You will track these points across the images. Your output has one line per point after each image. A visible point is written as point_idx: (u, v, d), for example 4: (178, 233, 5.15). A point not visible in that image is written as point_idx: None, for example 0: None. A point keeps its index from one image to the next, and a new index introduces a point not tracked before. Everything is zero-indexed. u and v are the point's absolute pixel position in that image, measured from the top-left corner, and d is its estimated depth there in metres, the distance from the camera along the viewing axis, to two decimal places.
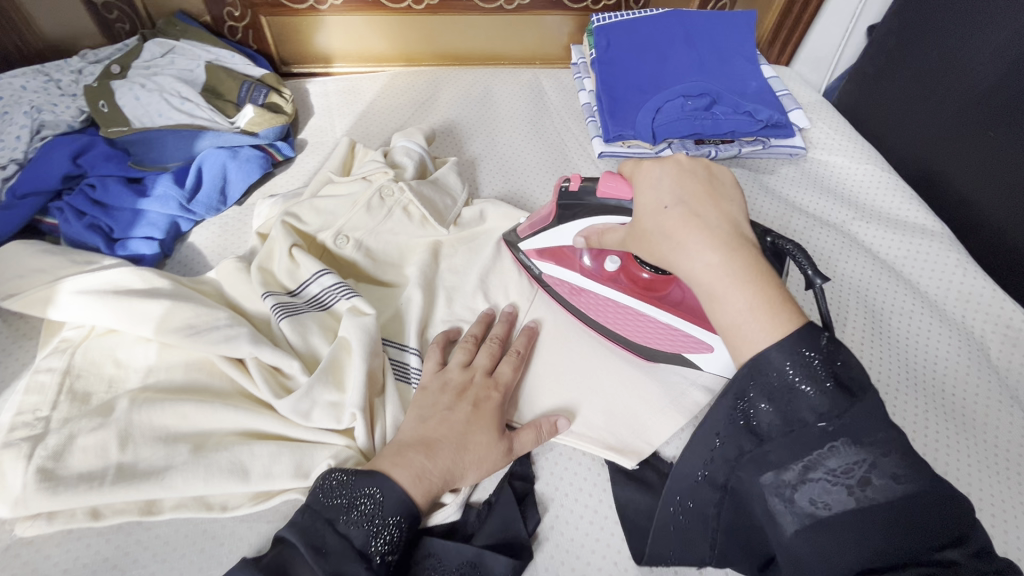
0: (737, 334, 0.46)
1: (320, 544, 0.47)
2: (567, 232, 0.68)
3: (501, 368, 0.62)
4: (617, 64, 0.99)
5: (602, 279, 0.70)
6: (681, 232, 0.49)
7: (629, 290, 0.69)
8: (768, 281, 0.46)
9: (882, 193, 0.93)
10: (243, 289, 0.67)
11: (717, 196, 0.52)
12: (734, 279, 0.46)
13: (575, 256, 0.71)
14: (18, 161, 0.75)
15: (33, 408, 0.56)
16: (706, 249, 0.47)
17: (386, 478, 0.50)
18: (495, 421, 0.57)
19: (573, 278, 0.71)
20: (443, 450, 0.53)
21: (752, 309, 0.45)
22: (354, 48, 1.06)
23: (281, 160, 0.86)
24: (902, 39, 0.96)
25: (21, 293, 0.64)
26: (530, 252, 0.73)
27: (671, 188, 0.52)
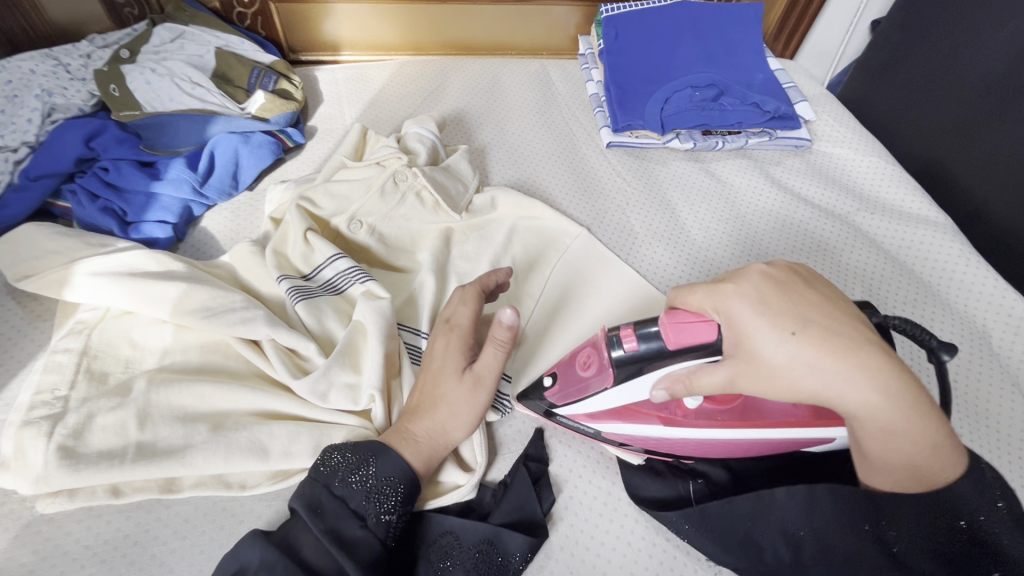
0: (892, 444, 0.45)
1: (319, 508, 0.49)
2: (635, 390, 0.54)
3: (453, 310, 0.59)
4: (625, 54, 0.99)
5: (687, 421, 0.54)
6: (832, 364, 0.44)
7: (722, 422, 0.54)
8: (929, 404, 0.45)
9: (887, 185, 0.94)
10: (258, 273, 0.68)
11: (813, 293, 0.48)
12: (907, 412, 0.44)
13: (645, 408, 0.55)
14: (29, 143, 0.76)
15: (52, 387, 0.57)
16: (870, 388, 0.44)
17: (381, 445, 0.52)
18: (455, 364, 0.56)
19: (654, 434, 0.56)
20: (418, 412, 0.55)
21: (936, 447, 0.44)
22: (362, 36, 1.06)
23: (291, 146, 0.86)
24: (907, 31, 0.97)
25: (36, 274, 0.64)
26: (575, 416, 0.58)
27: (780, 310, 0.47)
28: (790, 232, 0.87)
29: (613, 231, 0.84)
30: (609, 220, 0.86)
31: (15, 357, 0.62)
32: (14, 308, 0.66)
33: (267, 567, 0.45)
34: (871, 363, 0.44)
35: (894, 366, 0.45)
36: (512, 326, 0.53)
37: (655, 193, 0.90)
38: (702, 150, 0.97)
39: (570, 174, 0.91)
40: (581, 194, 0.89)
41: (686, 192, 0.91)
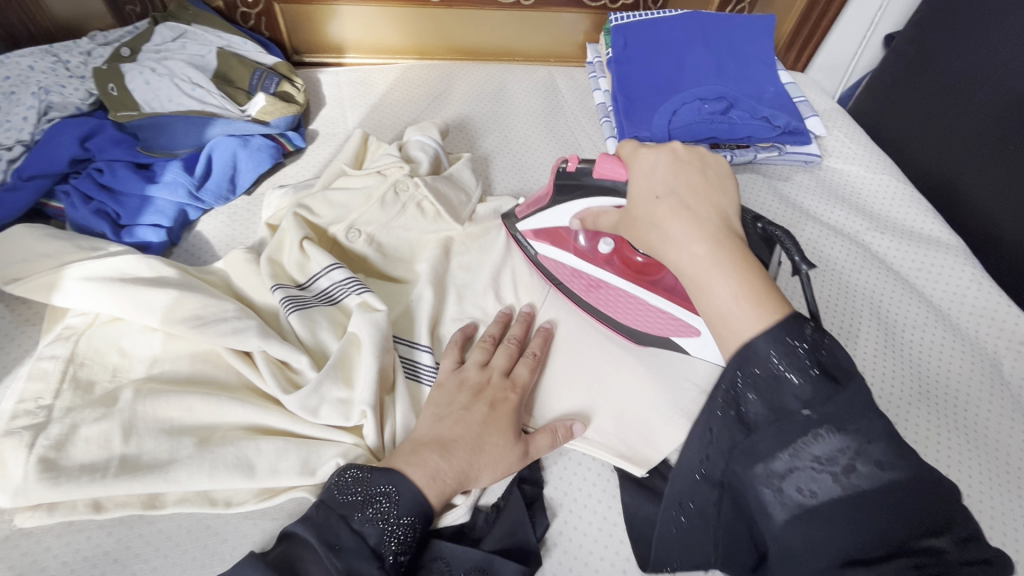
0: (721, 322, 0.46)
1: (335, 542, 0.46)
2: (562, 214, 0.69)
3: (518, 370, 0.61)
4: (633, 64, 0.97)
5: (598, 263, 0.70)
6: (668, 221, 0.50)
7: (621, 273, 0.69)
8: (748, 273, 0.46)
9: (896, 204, 0.92)
10: (252, 281, 0.66)
11: (709, 186, 0.53)
12: (720, 268, 0.46)
13: (573, 240, 0.71)
14: (24, 143, 0.74)
15: (36, 396, 0.55)
16: (696, 239, 0.48)
17: (403, 477, 0.50)
18: (512, 424, 0.56)
19: (568, 259, 0.71)
20: (459, 450, 0.52)
21: (736, 298, 0.45)
22: (366, 39, 1.05)
23: (292, 150, 0.85)
24: (922, 48, 0.95)
25: (25, 278, 0.62)
26: (527, 234, 0.73)
27: (662, 178, 0.53)
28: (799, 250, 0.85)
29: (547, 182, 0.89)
30: (539, 169, 0.91)
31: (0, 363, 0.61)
32: (2, 310, 0.65)
33: None
34: (704, 229, 0.48)
35: (719, 236, 0.48)
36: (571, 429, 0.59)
37: None
38: None
39: None
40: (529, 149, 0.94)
41: None
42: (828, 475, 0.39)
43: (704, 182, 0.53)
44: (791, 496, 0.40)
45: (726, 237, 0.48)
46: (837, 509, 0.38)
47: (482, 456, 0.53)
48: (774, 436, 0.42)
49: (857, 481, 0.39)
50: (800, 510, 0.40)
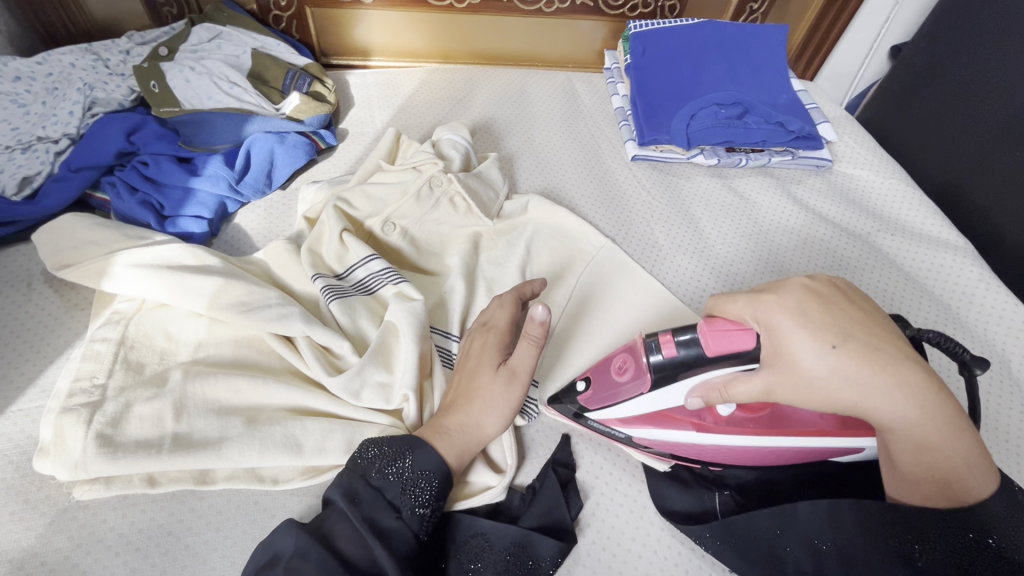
0: (961, 483, 0.46)
1: (357, 497, 0.49)
2: (670, 395, 0.55)
3: (492, 313, 0.60)
4: (651, 70, 1.01)
5: (715, 424, 0.55)
6: (868, 379, 0.46)
7: (748, 427, 0.55)
8: (961, 424, 0.46)
9: (906, 207, 0.95)
10: (292, 270, 0.69)
11: (867, 316, 0.50)
12: (936, 426, 0.46)
13: (679, 414, 0.57)
14: (70, 135, 0.77)
15: (90, 375, 0.57)
16: (906, 400, 0.46)
17: (415, 437, 0.53)
18: (490, 359, 0.56)
19: (684, 438, 0.57)
20: (454, 407, 0.55)
21: (969, 461, 0.46)
22: (392, 42, 1.08)
23: (324, 148, 0.87)
24: (928, 60, 1.00)
25: (76, 264, 0.65)
26: (605, 418, 0.60)
27: (820, 325, 0.48)
28: (812, 250, 0.88)
29: (649, 253, 0.84)
30: (637, 236, 0.86)
31: (51, 345, 0.63)
32: (51, 295, 0.67)
33: (300, 552, 0.46)
34: (912, 379, 0.46)
35: (927, 380, 0.47)
36: (545, 321, 0.54)
37: (679, 207, 0.91)
38: (725, 166, 0.99)
39: (596, 186, 0.93)
40: (613, 213, 0.89)
41: (710, 207, 0.92)
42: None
43: (862, 313, 0.50)
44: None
45: (927, 377, 0.47)
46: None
47: (474, 403, 0.55)
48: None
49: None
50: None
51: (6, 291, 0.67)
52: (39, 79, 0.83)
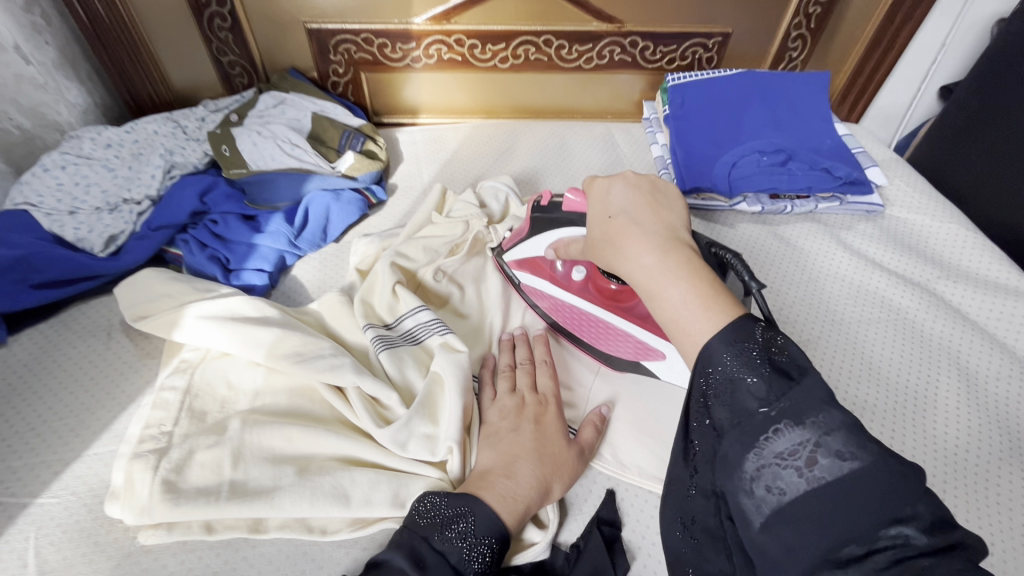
0: (674, 325, 0.48)
1: (420, 560, 0.48)
2: (538, 246, 0.72)
3: (543, 383, 0.65)
4: (690, 119, 1.02)
5: (570, 289, 0.74)
6: (621, 238, 0.54)
7: (595, 300, 0.73)
8: (702, 280, 0.48)
9: (968, 254, 0.91)
10: (344, 321, 0.72)
11: (659, 208, 0.56)
12: (668, 274, 0.49)
13: (547, 267, 0.75)
14: (151, 197, 0.86)
15: (159, 423, 0.61)
16: (646, 250, 0.51)
17: (474, 500, 0.52)
18: (561, 431, 0.60)
19: (546, 289, 0.74)
20: (523, 468, 0.56)
21: (687, 303, 0.47)
22: (439, 101, 1.14)
23: (375, 203, 0.93)
24: (984, 100, 0.96)
25: (151, 316, 0.70)
26: (509, 262, 0.76)
27: (622, 202, 0.57)
28: (864, 298, 0.85)
29: None
30: None
31: (125, 392, 0.67)
32: (128, 344, 0.72)
33: None
34: (654, 241, 0.52)
35: (666, 245, 0.51)
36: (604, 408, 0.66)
37: None
38: (770, 213, 0.97)
39: None
40: None
41: (755, 253, 0.91)
42: (793, 471, 0.38)
43: (654, 203, 0.56)
44: (765, 492, 0.39)
45: (672, 245, 0.51)
46: (815, 505, 0.37)
47: (548, 468, 0.57)
48: (738, 440, 0.41)
49: (821, 473, 0.38)
50: (774, 511, 0.38)
51: (89, 340, 0.73)
52: (127, 147, 0.92)
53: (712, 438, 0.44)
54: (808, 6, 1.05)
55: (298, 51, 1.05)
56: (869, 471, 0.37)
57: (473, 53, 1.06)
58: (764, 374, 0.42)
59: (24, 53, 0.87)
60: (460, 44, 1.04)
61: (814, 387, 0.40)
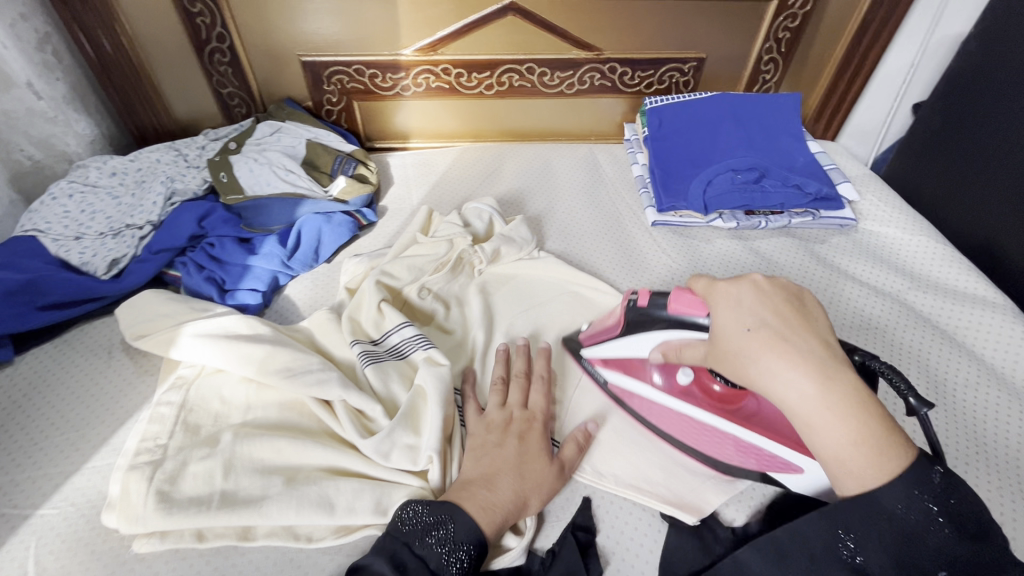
0: (836, 464, 0.48)
1: (401, 564, 0.52)
2: (631, 345, 0.68)
3: (533, 399, 0.68)
4: (668, 141, 1.07)
5: (675, 393, 0.68)
6: (766, 354, 0.50)
7: (704, 404, 0.67)
8: (869, 416, 0.48)
9: (937, 264, 0.94)
10: (333, 337, 0.75)
11: (801, 319, 0.53)
12: (829, 409, 0.48)
13: (645, 367, 0.70)
14: (152, 223, 0.90)
15: (154, 436, 0.64)
16: (803, 376, 0.49)
17: (456, 510, 0.55)
18: (544, 448, 0.63)
19: (646, 391, 0.70)
20: (503, 481, 0.59)
21: (852, 444, 0.47)
22: (428, 126, 1.19)
23: (365, 224, 0.97)
24: (949, 118, 1.00)
25: (150, 334, 0.74)
26: (593, 360, 0.74)
27: (748, 309, 0.54)
28: (836, 308, 0.88)
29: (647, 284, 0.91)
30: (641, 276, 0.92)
31: (124, 407, 0.71)
32: (127, 362, 0.76)
33: None
34: (809, 363, 0.49)
35: (823, 371, 0.49)
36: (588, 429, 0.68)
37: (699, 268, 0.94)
38: (745, 228, 1.01)
39: (615, 250, 0.97)
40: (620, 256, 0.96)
41: (729, 266, 0.94)
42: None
43: (796, 313, 0.54)
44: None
45: (835, 369, 0.49)
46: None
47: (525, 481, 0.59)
48: None
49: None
50: None
51: (90, 359, 0.77)
52: (131, 176, 0.97)
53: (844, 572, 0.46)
54: (777, 32, 1.10)
55: (293, 82, 1.10)
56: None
57: (459, 81, 1.11)
58: (948, 532, 0.45)
59: (36, 89, 0.93)
60: (447, 73, 1.09)
61: (988, 554, 0.45)
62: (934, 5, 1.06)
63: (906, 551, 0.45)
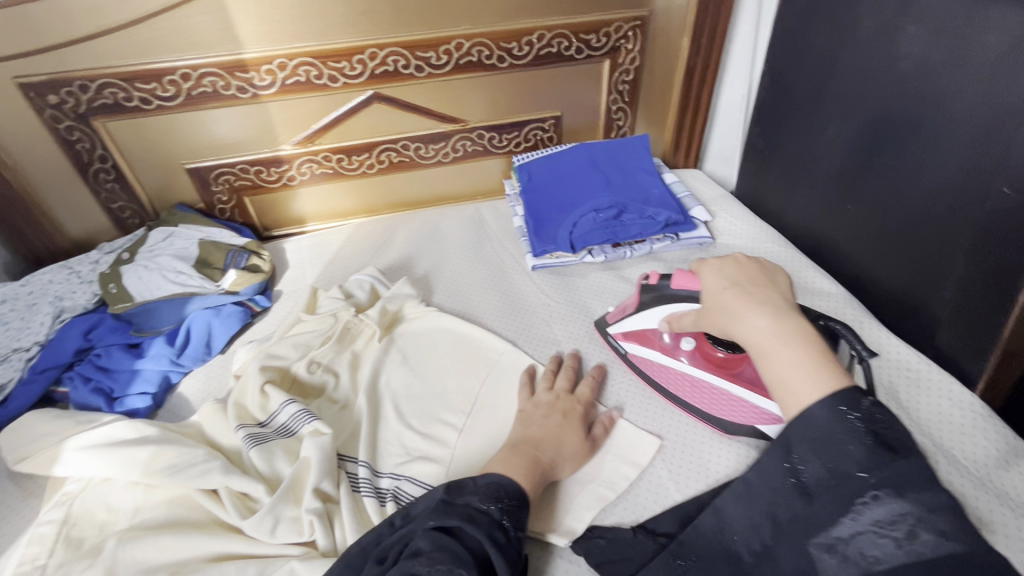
0: (781, 385, 0.57)
1: (472, 519, 0.56)
2: (650, 319, 0.82)
3: (579, 390, 0.81)
4: (537, 192, 1.17)
5: (680, 356, 0.81)
6: (735, 305, 0.64)
7: (704, 366, 0.80)
8: (811, 346, 0.57)
9: (781, 266, 1.05)
10: (220, 426, 0.78)
11: (769, 283, 0.67)
12: (782, 339, 0.58)
13: (656, 339, 0.83)
14: (40, 342, 0.91)
15: (33, 558, 0.65)
16: (760, 315, 0.61)
17: (505, 474, 0.63)
18: (580, 425, 0.75)
19: (655, 358, 0.83)
20: (546, 443, 0.70)
21: (800, 365, 0.56)
22: (322, 209, 1.27)
23: (259, 310, 1.02)
24: (767, 139, 1.16)
25: (31, 456, 0.75)
26: (618, 335, 0.88)
27: (728, 274, 0.69)
28: None
29: (537, 342, 0.94)
30: (529, 331, 0.96)
31: (6, 533, 0.71)
32: (12, 487, 0.76)
33: None
34: (766, 308, 0.62)
35: (778, 313, 0.61)
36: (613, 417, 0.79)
37: (575, 303, 1.01)
38: (615, 260, 1.10)
39: (499, 299, 1.04)
40: (507, 312, 1.00)
41: (602, 296, 1.02)
42: (890, 540, 0.47)
43: (761, 279, 0.68)
44: (860, 556, 0.48)
45: (790, 315, 0.61)
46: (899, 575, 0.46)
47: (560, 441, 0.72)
48: (836, 501, 0.51)
49: (922, 547, 0.46)
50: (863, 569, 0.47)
51: None
52: (20, 299, 0.99)
53: (794, 495, 0.53)
54: (617, 85, 1.24)
55: (182, 188, 1.16)
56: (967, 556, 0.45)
57: (342, 165, 1.20)
58: (867, 444, 0.51)
59: None
60: (328, 159, 1.18)
61: (915, 466, 0.49)
62: (748, 46, 1.23)
63: (839, 463, 0.51)
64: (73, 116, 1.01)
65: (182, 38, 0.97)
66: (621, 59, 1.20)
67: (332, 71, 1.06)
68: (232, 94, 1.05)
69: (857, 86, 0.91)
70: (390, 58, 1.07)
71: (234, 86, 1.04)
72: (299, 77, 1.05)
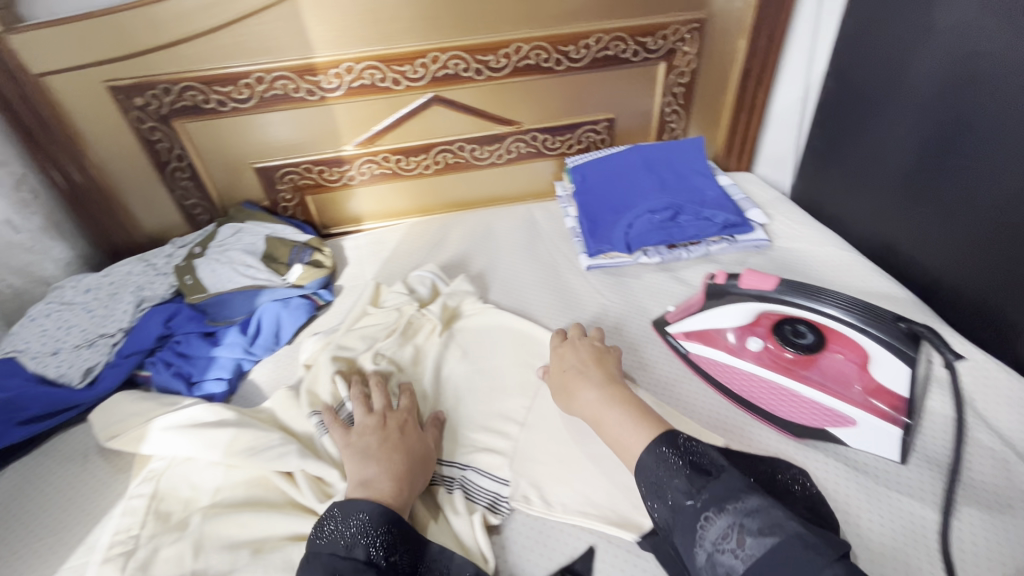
0: (619, 446, 0.67)
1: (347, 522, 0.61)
2: (717, 316, 0.83)
3: (376, 402, 0.76)
4: (591, 193, 1.18)
5: (747, 356, 0.81)
6: (573, 384, 0.76)
7: (771, 365, 0.79)
8: (631, 408, 0.69)
9: (845, 270, 1.03)
10: (293, 412, 0.82)
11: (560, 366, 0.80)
12: (611, 407, 0.70)
13: (720, 338, 0.84)
14: (123, 329, 0.97)
15: (127, 528, 0.69)
16: (590, 389, 0.74)
17: (372, 489, 0.65)
18: (414, 447, 0.72)
19: (719, 357, 0.83)
20: (396, 471, 0.67)
21: (625, 424, 0.67)
22: (378, 208, 1.31)
23: (322, 304, 1.05)
24: (829, 141, 1.14)
25: (121, 434, 0.79)
26: (678, 334, 0.87)
27: (557, 359, 0.82)
28: None
29: None
30: (587, 328, 0.97)
31: (99, 505, 0.75)
32: (102, 463, 0.81)
33: None
34: (597, 382, 0.74)
35: (607, 384, 0.74)
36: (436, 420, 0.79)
37: (631, 302, 1.02)
38: (670, 261, 1.10)
39: (554, 297, 1.05)
40: (564, 310, 1.01)
41: (659, 296, 1.02)
42: (729, 553, 0.51)
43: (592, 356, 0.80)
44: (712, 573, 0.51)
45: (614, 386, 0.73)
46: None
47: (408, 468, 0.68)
48: (686, 533, 0.55)
49: (751, 550, 0.50)
50: None
51: (67, 465, 0.81)
52: (103, 288, 1.06)
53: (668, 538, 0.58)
54: (672, 88, 1.25)
55: (250, 187, 1.21)
56: (782, 543, 0.49)
57: (400, 166, 1.24)
58: (687, 474, 0.58)
59: (14, 224, 1.03)
60: (387, 160, 1.22)
61: (728, 481, 0.56)
62: (806, 49, 1.20)
63: (677, 498, 0.57)
64: (156, 117, 1.07)
65: (260, 44, 1.02)
66: (678, 61, 1.20)
67: (396, 74, 1.10)
68: (301, 96, 1.09)
69: (930, 87, 0.89)
70: (451, 61, 1.10)
71: (304, 88, 1.08)
72: (364, 80, 1.09)
